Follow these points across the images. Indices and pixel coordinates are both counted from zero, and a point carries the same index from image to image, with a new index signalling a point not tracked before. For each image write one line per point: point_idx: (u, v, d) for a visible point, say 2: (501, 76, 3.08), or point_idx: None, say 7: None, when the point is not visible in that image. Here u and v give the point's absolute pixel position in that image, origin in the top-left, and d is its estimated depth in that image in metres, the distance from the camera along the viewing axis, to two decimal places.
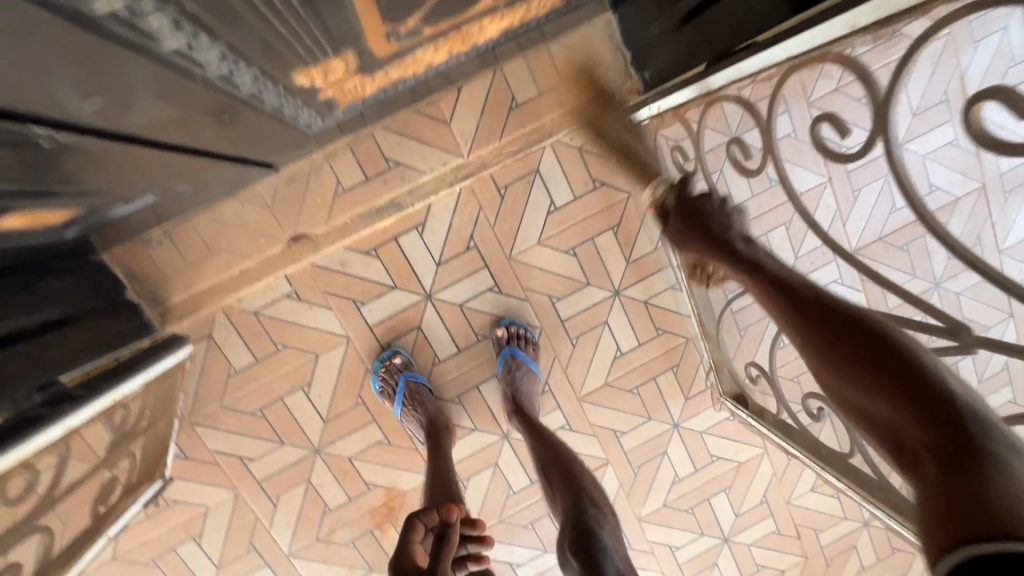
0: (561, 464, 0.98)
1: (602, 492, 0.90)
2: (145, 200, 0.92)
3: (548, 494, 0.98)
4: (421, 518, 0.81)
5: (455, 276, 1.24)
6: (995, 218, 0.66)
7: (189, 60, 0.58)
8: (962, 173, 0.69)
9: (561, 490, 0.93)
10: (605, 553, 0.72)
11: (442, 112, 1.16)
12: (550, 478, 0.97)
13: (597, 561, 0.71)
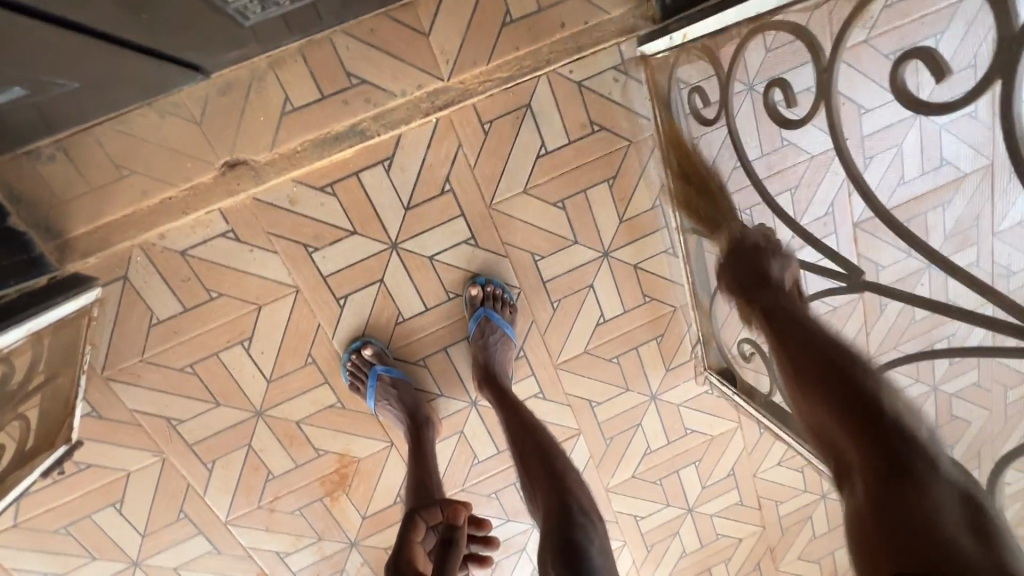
0: (544, 459, 0.88)
1: (591, 497, 0.80)
2: (14, 93, 0.69)
3: (525, 488, 0.88)
4: (422, 516, 0.84)
5: (425, 224, 1.07)
6: (996, 198, 0.53)
7: None
8: (973, 148, 0.53)
9: (542, 488, 0.83)
10: None
11: (420, 21, 0.95)
12: (530, 471, 0.88)
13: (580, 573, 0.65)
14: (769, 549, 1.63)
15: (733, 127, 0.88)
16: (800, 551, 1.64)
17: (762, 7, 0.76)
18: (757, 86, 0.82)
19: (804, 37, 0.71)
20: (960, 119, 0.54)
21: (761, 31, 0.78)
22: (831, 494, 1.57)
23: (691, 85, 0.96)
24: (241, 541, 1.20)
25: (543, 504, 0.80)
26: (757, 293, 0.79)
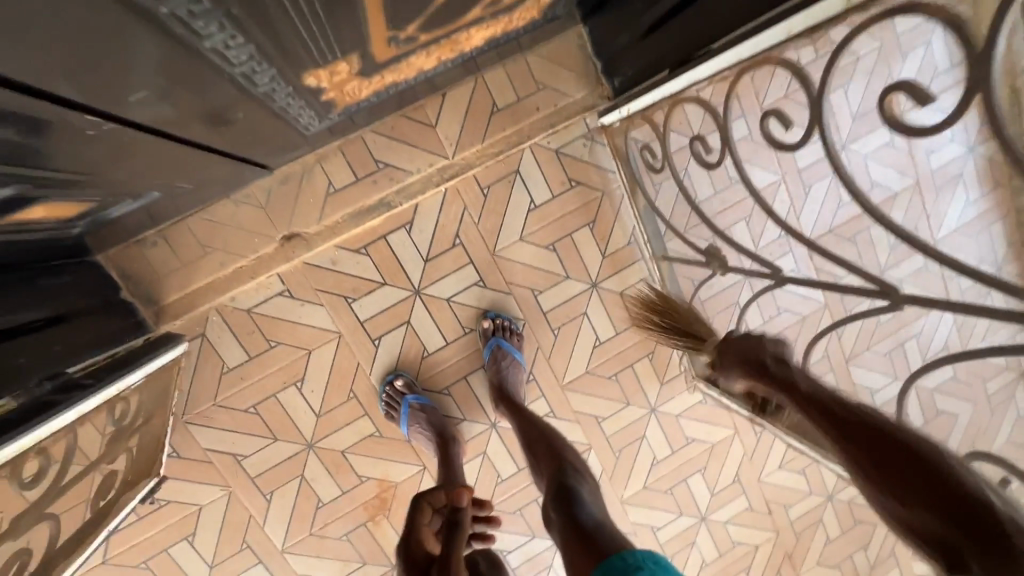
0: (546, 441, 1.04)
1: (584, 462, 0.96)
2: (150, 196, 0.91)
3: (533, 468, 1.04)
4: (427, 500, 0.89)
5: (442, 272, 1.30)
6: None
7: (223, 57, 0.57)
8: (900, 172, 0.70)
9: (545, 462, 1.00)
10: (579, 502, 0.82)
11: (428, 116, 1.23)
12: (535, 453, 1.04)
13: (570, 506, 0.81)
14: (787, 555, 1.70)
15: (676, 175, 1.12)
16: (818, 556, 1.71)
17: (675, 88, 1.01)
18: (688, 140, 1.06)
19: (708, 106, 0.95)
20: (884, 150, 0.72)
21: (680, 103, 1.03)
22: (836, 494, 1.69)
23: (641, 143, 1.22)
24: (296, 568, 1.34)
25: (548, 474, 0.95)
26: (768, 358, 0.73)
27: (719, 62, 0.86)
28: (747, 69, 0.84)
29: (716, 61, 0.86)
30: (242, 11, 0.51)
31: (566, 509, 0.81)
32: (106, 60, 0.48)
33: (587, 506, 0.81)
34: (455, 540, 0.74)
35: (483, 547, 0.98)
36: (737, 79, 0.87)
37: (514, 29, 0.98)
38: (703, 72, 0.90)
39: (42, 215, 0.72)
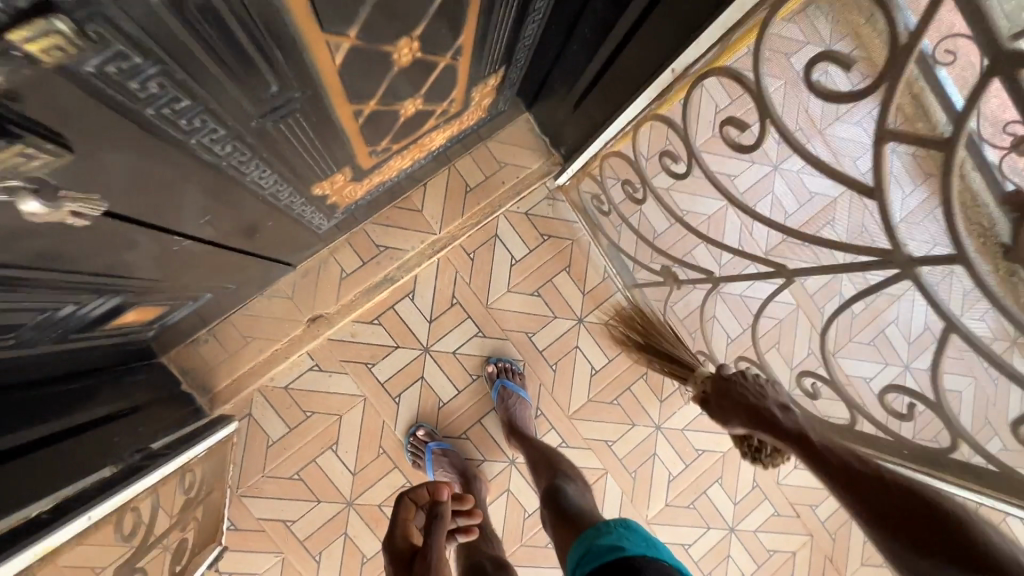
0: (541, 458, 1.10)
1: (573, 466, 1.04)
2: (204, 298, 1.13)
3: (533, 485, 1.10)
4: (410, 495, 0.85)
5: (445, 329, 1.51)
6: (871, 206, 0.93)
7: (259, 187, 0.80)
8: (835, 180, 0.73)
9: (538, 475, 1.06)
10: (568, 495, 0.93)
11: (415, 202, 1.48)
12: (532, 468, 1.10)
13: (559, 500, 0.92)
14: (828, 558, 1.71)
15: (626, 219, 1.34)
16: (859, 555, 1.72)
17: (597, 150, 1.28)
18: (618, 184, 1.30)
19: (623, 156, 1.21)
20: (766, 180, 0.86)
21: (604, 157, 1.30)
22: None
23: (590, 194, 1.46)
24: None
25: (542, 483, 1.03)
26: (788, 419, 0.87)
27: (616, 125, 1.15)
28: (636, 127, 1.11)
29: (616, 124, 1.14)
30: (272, 156, 0.73)
31: (555, 506, 0.91)
32: (190, 202, 0.69)
33: (573, 496, 0.93)
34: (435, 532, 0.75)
35: (467, 540, 0.93)
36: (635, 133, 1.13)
37: (470, 124, 1.23)
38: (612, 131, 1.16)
39: (131, 321, 0.95)
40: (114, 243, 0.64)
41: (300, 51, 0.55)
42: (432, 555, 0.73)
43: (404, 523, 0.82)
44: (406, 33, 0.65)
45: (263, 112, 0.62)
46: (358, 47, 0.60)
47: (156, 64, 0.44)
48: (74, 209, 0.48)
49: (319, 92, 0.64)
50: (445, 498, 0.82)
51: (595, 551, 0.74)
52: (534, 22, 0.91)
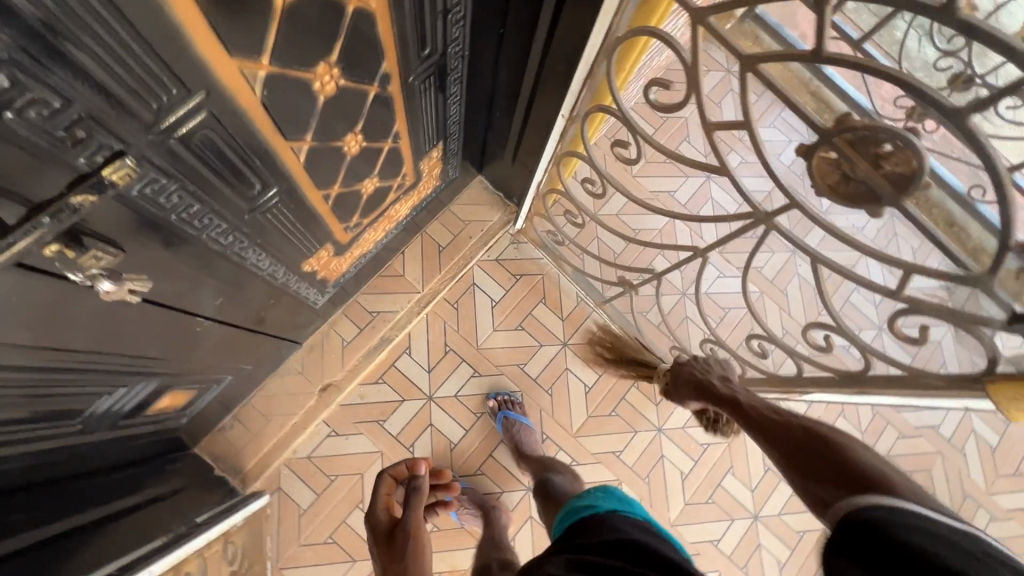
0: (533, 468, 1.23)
1: (560, 465, 1.17)
2: (226, 381, 1.29)
3: None
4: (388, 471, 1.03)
5: (444, 376, 1.65)
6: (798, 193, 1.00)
7: (259, 270, 1.00)
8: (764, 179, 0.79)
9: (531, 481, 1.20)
10: (558, 487, 1.07)
11: (397, 269, 1.68)
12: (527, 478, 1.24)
13: (550, 492, 1.07)
14: None
15: (581, 246, 1.53)
16: None
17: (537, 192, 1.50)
18: (562, 218, 1.51)
19: (557, 194, 1.43)
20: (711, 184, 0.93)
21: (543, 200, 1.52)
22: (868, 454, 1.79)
23: (545, 231, 1.66)
24: None
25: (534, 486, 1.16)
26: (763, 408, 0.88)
27: (541, 171, 1.37)
28: (555, 169, 1.33)
29: (540, 170, 1.37)
30: (265, 243, 0.93)
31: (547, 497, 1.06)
32: (206, 286, 0.88)
33: (563, 487, 1.07)
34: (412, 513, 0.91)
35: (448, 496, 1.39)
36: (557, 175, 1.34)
37: (428, 192, 1.45)
38: (540, 175, 1.38)
39: (167, 406, 1.11)
40: (147, 327, 0.82)
41: (273, 157, 0.75)
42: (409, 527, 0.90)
43: (385, 496, 1.00)
44: (351, 130, 0.86)
45: (254, 206, 0.81)
46: (315, 146, 0.81)
47: (177, 183, 0.64)
48: (131, 290, 0.64)
49: (293, 185, 0.85)
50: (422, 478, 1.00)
51: (574, 510, 0.87)
52: (456, 104, 1.14)
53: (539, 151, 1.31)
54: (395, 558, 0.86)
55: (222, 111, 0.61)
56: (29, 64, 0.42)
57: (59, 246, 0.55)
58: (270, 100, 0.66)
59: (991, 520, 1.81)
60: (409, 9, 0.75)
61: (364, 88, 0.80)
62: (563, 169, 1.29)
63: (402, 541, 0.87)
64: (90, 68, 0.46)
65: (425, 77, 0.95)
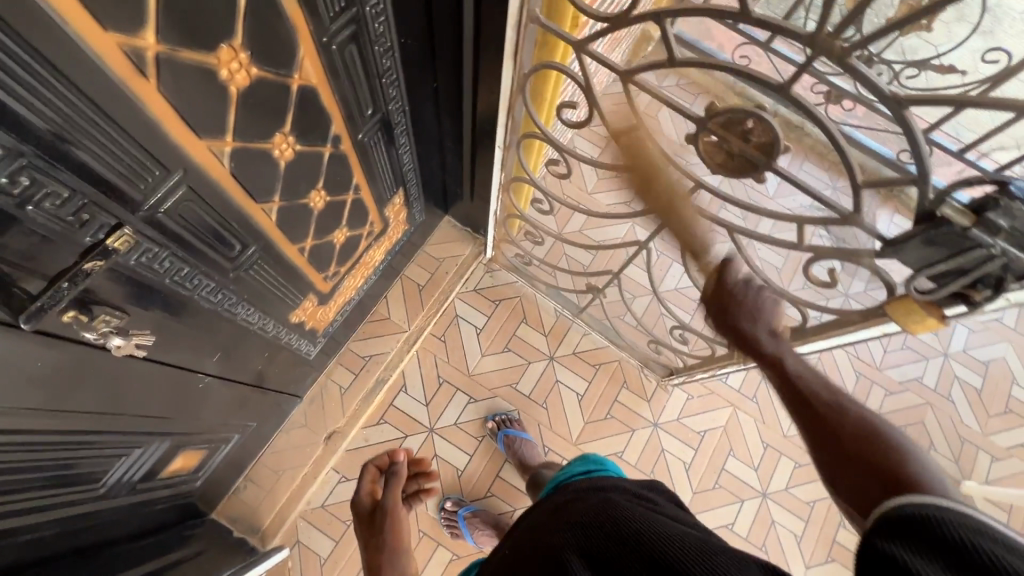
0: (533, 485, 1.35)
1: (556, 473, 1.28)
2: (234, 440, 1.37)
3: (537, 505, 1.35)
4: (373, 462, 1.06)
5: (442, 407, 1.73)
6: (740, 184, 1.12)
7: (251, 325, 1.10)
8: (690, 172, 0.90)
9: None
10: None
11: (383, 313, 1.78)
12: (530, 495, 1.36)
13: None
14: None
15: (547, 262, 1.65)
16: None
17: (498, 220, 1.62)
18: (526, 241, 1.64)
19: (515, 220, 1.55)
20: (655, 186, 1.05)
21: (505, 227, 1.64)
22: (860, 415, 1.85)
23: (514, 256, 1.78)
24: None
25: None
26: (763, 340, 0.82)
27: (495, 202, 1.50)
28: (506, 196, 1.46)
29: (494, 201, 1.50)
30: (251, 299, 1.04)
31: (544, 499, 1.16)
32: (201, 343, 0.98)
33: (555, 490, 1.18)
34: (391, 490, 0.97)
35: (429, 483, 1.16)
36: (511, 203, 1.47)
37: (399, 236, 1.58)
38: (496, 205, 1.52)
39: (180, 468, 1.19)
40: (154, 386, 0.92)
41: (248, 219, 0.87)
42: (388, 506, 0.97)
43: (369, 483, 1.03)
44: (314, 187, 0.99)
45: (236, 264, 0.93)
46: (284, 205, 0.94)
47: (168, 250, 0.75)
48: (135, 343, 0.79)
49: (269, 242, 0.96)
50: (402, 461, 1.03)
51: (559, 477, 1.05)
52: (407, 152, 1.28)
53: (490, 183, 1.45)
54: (376, 536, 0.94)
55: (199, 184, 0.73)
56: (44, 166, 0.54)
57: (73, 312, 0.67)
58: (238, 171, 0.78)
59: (993, 460, 1.85)
60: (346, 79, 0.89)
61: (319, 149, 0.93)
62: (516, 196, 1.42)
63: (381, 519, 0.95)
64: (91, 165, 0.58)
65: (373, 132, 1.09)
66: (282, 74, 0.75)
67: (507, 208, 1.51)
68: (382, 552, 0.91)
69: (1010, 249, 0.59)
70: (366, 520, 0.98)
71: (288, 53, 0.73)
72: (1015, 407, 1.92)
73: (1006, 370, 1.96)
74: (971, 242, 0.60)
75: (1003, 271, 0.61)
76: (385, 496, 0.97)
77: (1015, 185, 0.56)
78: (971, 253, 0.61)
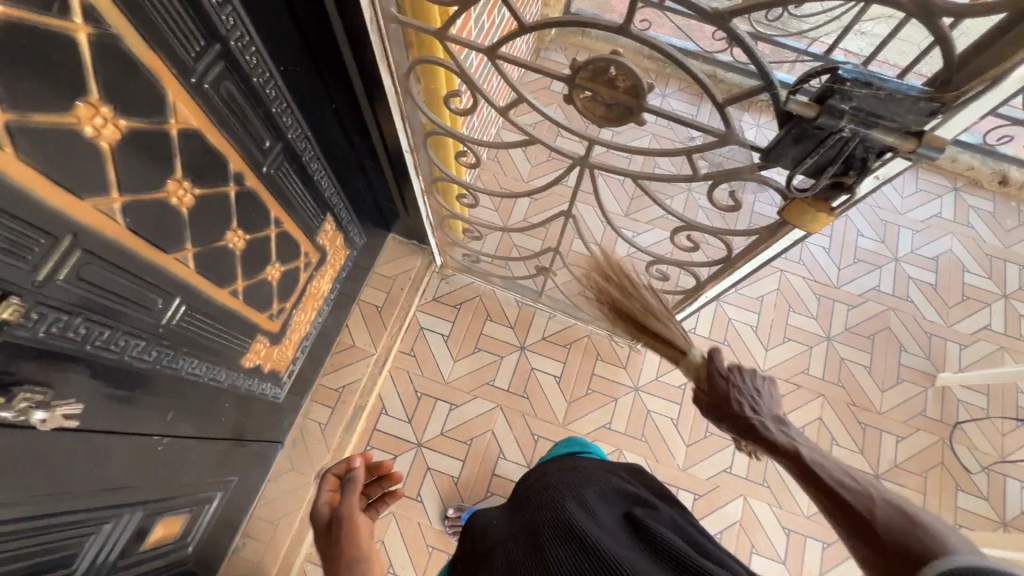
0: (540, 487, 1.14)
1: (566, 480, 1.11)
2: (218, 498, 1.35)
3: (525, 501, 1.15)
4: (330, 469, 1.06)
5: (426, 420, 1.73)
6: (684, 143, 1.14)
7: (201, 377, 1.10)
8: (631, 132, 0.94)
9: None
10: None
11: (348, 341, 1.78)
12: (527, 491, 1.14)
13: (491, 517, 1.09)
14: (852, 404, 1.82)
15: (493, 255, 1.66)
16: (875, 385, 1.84)
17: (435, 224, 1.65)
18: (469, 239, 1.66)
19: (451, 221, 1.57)
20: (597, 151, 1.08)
21: (444, 230, 1.66)
22: (832, 333, 1.90)
23: (463, 257, 1.79)
24: None
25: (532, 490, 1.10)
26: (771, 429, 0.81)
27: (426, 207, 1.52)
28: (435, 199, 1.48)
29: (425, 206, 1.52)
30: (192, 350, 1.04)
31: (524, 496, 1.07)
32: (148, 404, 0.98)
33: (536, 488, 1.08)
34: (345, 495, 0.95)
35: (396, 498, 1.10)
36: (443, 205, 1.50)
37: (342, 263, 1.59)
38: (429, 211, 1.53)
39: (165, 538, 1.17)
40: (106, 455, 0.91)
41: (163, 271, 0.88)
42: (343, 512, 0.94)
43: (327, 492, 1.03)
44: (228, 228, 1.00)
45: (163, 320, 0.93)
46: (199, 251, 0.94)
47: (80, 317, 0.76)
48: (63, 413, 0.78)
49: (192, 290, 0.96)
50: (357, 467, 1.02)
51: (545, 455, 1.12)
52: (324, 177, 1.29)
53: (417, 190, 1.47)
54: (333, 546, 0.90)
55: (96, 246, 0.73)
56: None
57: None
58: (137, 226, 0.79)
59: (962, 348, 1.91)
60: (232, 117, 0.90)
61: (223, 189, 0.94)
62: (443, 194, 1.44)
63: (335, 527, 0.92)
64: None
65: (279, 164, 1.09)
66: (156, 121, 0.76)
67: (440, 210, 1.53)
68: (339, 558, 0.88)
69: (859, 130, 0.62)
70: (323, 533, 0.95)
71: (156, 99, 0.74)
72: (971, 294, 1.99)
73: (955, 261, 2.03)
74: (824, 130, 0.64)
75: (863, 151, 0.65)
76: (340, 503, 0.95)
77: (843, 69, 0.60)
78: (829, 141, 0.65)
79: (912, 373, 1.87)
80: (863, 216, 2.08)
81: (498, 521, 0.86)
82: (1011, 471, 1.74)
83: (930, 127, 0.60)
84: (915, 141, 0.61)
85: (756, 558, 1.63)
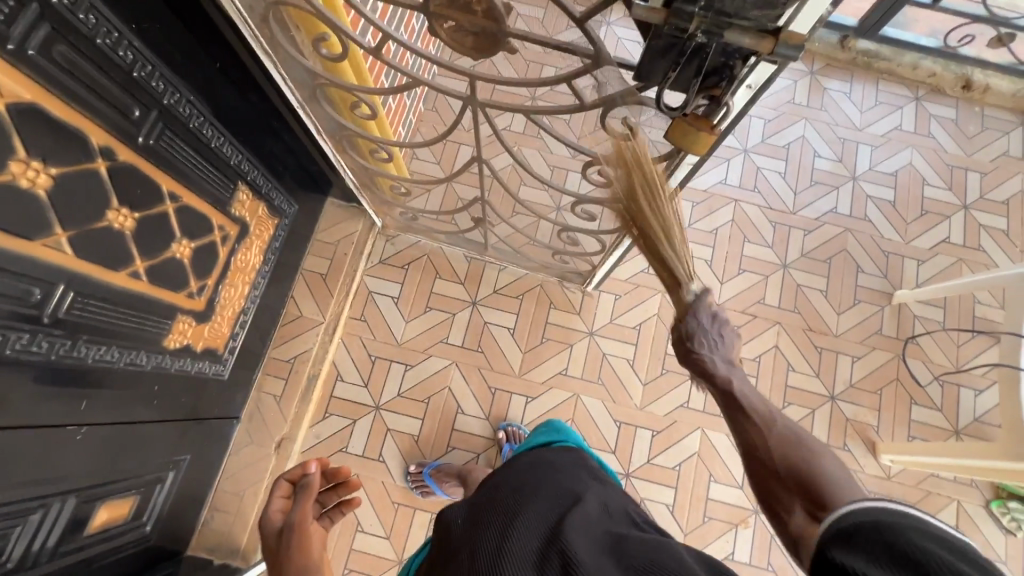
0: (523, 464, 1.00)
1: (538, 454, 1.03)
2: (172, 478, 1.36)
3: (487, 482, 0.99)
4: (285, 475, 1.08)
5: (382, 383, 1.73)
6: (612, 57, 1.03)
7: (116, 363, 1.07)
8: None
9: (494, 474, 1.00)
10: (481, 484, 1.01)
11: (295, 312, 1.76)
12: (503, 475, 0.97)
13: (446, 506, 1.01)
14: (808, 330, 1.81)
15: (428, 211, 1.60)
16: (831, 309, 1.83)
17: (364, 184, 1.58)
18: (402, 195, 1.60)
19: (379, 179, 1.51)
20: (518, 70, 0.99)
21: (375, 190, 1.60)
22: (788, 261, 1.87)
23: (402, 216, 1.73)
24: None
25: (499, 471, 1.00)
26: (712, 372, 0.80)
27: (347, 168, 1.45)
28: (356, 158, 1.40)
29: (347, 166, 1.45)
30: (97, 337, 1.01)
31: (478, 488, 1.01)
32: (57, 395, 0.96)
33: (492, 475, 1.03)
34: (298, 505, 1.00)
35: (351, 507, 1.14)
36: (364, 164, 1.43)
37: (272, 234, 1.53)
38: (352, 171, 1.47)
39: (115, 521, 1.18)
40: (15, 451, 0.90)
41: (32, 259, 0.83)
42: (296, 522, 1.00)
43: (281, 498, 1.06)
44: (108, 207, 0.94)
45: (48, 310, 0.90)
46: (76, 233, 0.89)
47: None
48: None
49: (78, 276, 0.92)
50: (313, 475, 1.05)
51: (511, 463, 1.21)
52: (227, 145, 1.22)
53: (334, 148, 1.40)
54: (283, 554, 0.97)
55: None
56: None
57: None
58: None
59: (920, 264, 1.88)
60: (81, 86, 0.84)
61: (89, 166, 0.88)
62: (360, 149, 1.37)
63: (288, 537, 0.98)
64: None
65: (161, 134, 1.03)
66: None
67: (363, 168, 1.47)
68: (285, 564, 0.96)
69: (713, 32, 0.57)
70: (275, 543, 1.01)
71: None
72: (930, 208, 1.94)
73: (915, 174, 1.97)
74: (682, 38, 0.59)
75: (723, 58, 0.61)
76: (293, 512, 1.01)
77: None
78: (688, 51, 0.60)
79: (869, 293, 1.85)
80: (820, 135, 2.00)
81: (468, 516, 0.88)
82: (965, 380, 1.76)
83: (783, 22, 0.55)
84: (772, 40, 0.57)
85: (714, 485, 1.68)
